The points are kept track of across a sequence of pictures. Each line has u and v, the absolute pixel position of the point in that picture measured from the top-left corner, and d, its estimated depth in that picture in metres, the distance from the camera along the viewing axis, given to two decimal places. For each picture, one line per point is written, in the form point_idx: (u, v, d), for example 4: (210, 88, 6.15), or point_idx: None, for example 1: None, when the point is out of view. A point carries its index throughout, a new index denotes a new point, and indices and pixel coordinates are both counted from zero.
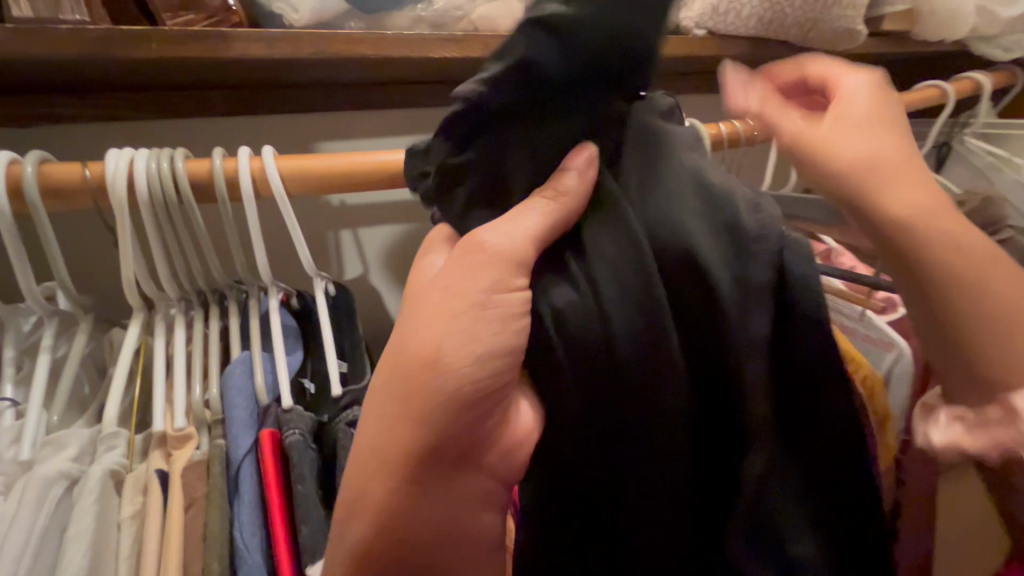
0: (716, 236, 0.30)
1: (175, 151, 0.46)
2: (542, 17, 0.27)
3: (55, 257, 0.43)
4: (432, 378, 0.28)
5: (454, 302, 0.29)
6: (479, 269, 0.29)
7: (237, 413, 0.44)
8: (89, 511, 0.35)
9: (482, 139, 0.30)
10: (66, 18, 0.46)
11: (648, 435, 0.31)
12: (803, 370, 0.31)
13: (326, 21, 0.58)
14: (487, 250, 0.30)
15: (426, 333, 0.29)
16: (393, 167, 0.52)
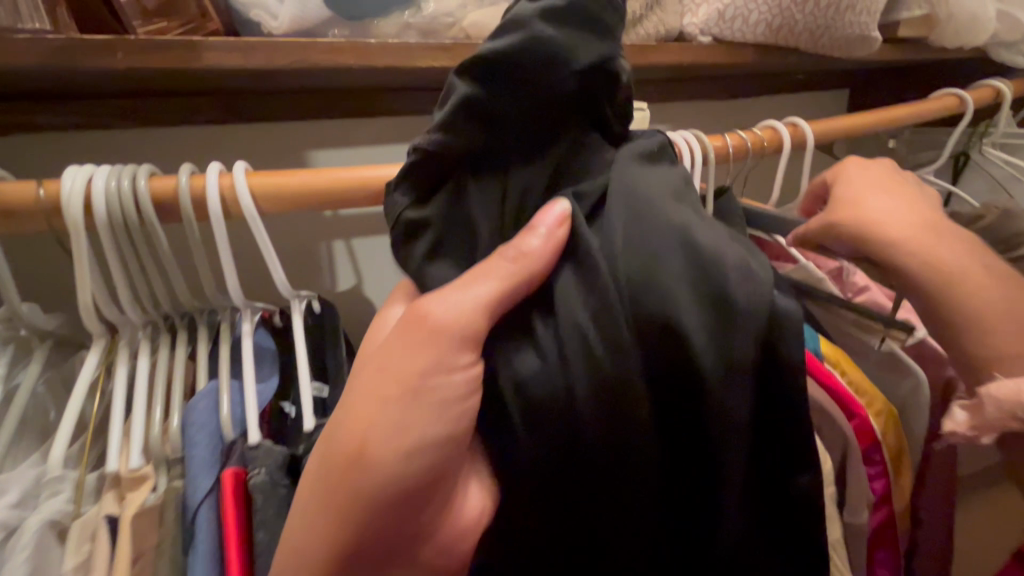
0: (702, 302, 0.31)
1: (139, 167, 0.43)
2: (473, 80, 0.33)
3: (7, 282, 0.40)
4: (366, 475, 0.28)
5: (387, 388, 0.30)
6: (418, 348, 0.30)
7: (198, 451, 0.41)
8: (25, 565, 0.33)
9: (455, 185, 0.35)
10: (25, 27, 0.43)
11: (625, 487, 0.32)
12: (766, 425, 0.34)
13: (307, 29, 0.55)
14: (428, 324, 0.30)
15: (357, 421, 0.30)
16: (375, 183, 0.48)
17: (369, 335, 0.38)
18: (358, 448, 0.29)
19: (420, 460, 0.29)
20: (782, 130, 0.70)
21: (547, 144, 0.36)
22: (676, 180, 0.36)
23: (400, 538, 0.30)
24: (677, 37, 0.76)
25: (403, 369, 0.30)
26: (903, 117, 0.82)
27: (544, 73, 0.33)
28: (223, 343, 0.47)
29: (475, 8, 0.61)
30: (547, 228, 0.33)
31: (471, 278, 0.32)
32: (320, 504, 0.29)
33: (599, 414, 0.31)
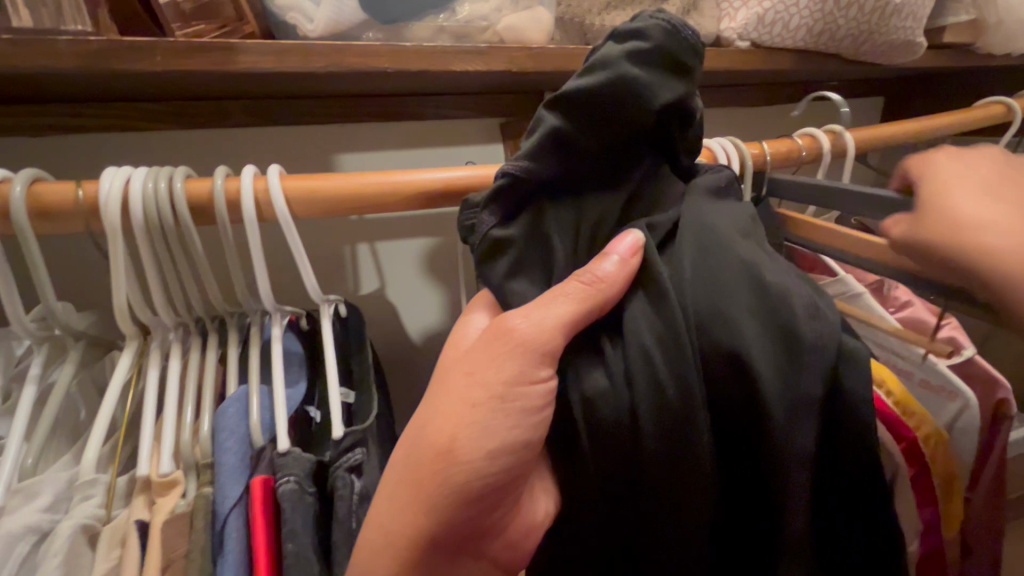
0: (771, 339, 0.31)
1: (175, 170, 0.43)
2: (569, 109, 0.34)
3: (45, 284, 0.40)
4: (447, 480, 0.30)
5: (475, 395, 0.31)
6: (505, 360, 0.31)
7: (227, 457, 0.40)
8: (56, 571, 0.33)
9: (539, 209, 0.35)
10: (68, 28, 0.44)
11: (679, 522, 0.32)
12: (833, 467, 0.33)
13: (343, 32, 0.55)
14: (512, 339, 0.31)
15: (443, 423, 0.31)
16: (410, 188, 0.48)
17: (455, 333, 0.37)
18: (443, 447, 0.31)
19: (490, 468, 0.31)
20: (821, 138, 0.68)
21: (625, 173, 0.37)
22: (744, 216, 0.37)
23: (467, 529, 0.32)
24: (714, 42, 0.74)
25: (478, 379, 0.32)
26: (948, 126, 0.79)
27: (631, 108, 0.34)
28: (252, 346, 0.46)
29: (509, 11, 0.61)
30: (624, 253, 0.34)
31: (549, 296, 0.32)
32: (402, 493, 0.31)
33: (663, 445, 0.31)
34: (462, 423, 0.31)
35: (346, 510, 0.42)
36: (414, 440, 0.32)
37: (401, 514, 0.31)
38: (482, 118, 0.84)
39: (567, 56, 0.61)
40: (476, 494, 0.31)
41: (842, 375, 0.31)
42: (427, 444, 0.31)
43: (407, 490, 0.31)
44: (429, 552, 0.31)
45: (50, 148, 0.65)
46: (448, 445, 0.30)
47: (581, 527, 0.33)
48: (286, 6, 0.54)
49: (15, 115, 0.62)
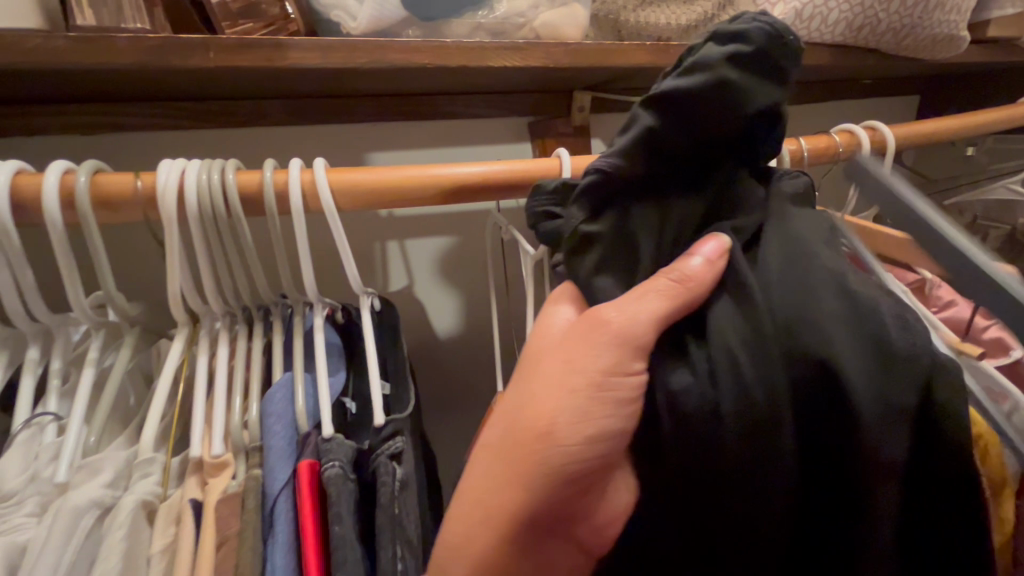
0: (862, 347, 0.31)
1: (227, 162, 0.44)
2: (666, 109, 0.35)
3: (105, 270, 0.42)
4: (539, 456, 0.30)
5: (575, 381, 0.31)
6: (602, 349, 0.31)
7: (276, 441, 0.41)
8: (118, 546, 0.34)
9: (627, 208, 0.36)
10: (129, 27, 0.47)
11: (760, 526, 0.32)
12: (922, 481, 0.32)
13: (384, 29, 0.56)
14: (608, 330, 0.32)
15: (543, 407, 0.31)
16: (442, 180, 0.49)
17: (540, 321, 0.37)
18: (543, 429, 0.30)
19: (587, 455, 0.30)
20: (860, 133, 0.67)
21: (709, 178, 0.38)
22: (824, 225, 0.38)
23: (557, 515, 0.32)
24: None
25: (576, 367, 0.31)
26: (992, 123, 0.77)
27: (725, 111, 0.35)
28: (297, 335, 0.47)
29: (546, 9, 0.61)
30: (711, 254, 0.34)
31: (638, 292, 0.33)
32: (498, 474, 0.31)
33: (748, 447, 0.31)
34: (561, 409, 0.31)
35: (389, 496, 0.42)
36: (513, 421, 0.32)
37: (492, 496, 0.31)
38: (513, 117, 0.85)
39: (603, 53, 0.61)
40: (572, 483, 0.31)
41: (935, 389, 0.31)
42: (526, 425, 0.31)
43: (504, 468, 0.31)
44: (521, 533, 0.31)
45: (99, 145, 0.68)
46: (547, 428, 0.30)
47: (653, 526, 0.32)
48: (330, 5, 0.55)
49: (70, 113, 0.64)
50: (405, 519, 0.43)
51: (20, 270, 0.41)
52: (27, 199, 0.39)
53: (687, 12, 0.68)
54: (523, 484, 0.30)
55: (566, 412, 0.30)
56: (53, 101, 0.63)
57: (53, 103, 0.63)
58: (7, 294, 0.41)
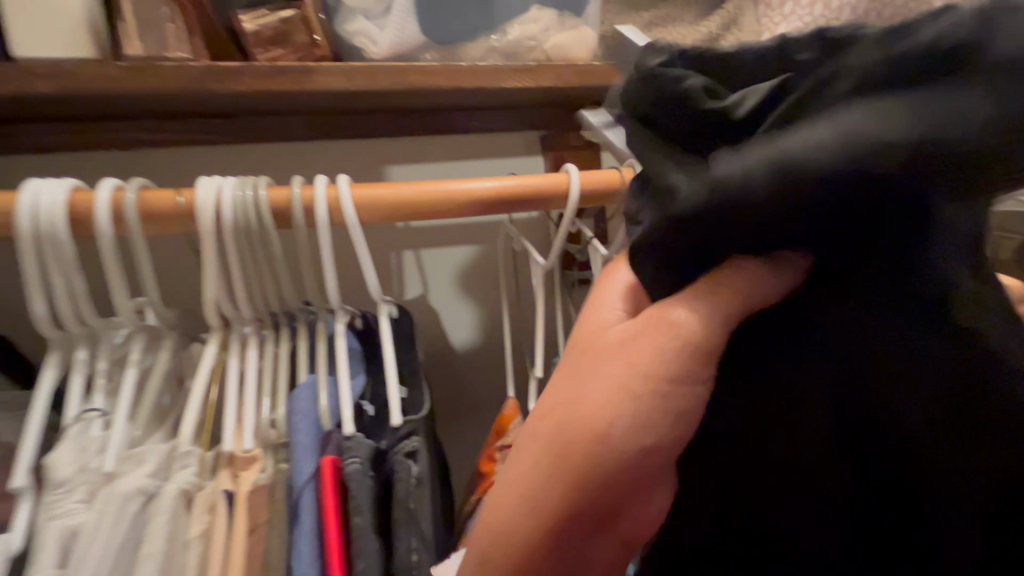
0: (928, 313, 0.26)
1: (259, 179, 0.48)
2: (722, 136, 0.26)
3: (149, 279, 0.46)
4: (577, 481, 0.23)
5: (633, 381, 0.23)
6: (662, 345, 0.24)
7: (301, 437, 0.44)
8: (162, 530, 0.37)
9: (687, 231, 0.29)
10: (172, 54, 0.51)
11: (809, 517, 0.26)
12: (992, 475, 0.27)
13: (404, 53, 0.60)
14: (672, 328, 0.24)
15: (593, 409, 0.23)
16: (463, 198, 0.52)
17: (586, 314, 0.29)
18: (592, 428, 0.23)
19: (637, 464, 0.23)
20: None
21: None
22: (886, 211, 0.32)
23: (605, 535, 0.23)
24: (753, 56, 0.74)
25: (627, 358, 0.24)
26: None
27: (961, 104, 0.19)
28: (320, 339, 0.50)
29: (556, 31, 0.64)
30: (788, 270, 0.25)
31: (691, 291, 0.25)
32: (541, 483, 0.24)
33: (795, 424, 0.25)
34: (613, 406, 0.23)
35: (405, 491, 0.45)
36: (557, 415, 0.24)
37: (532, 506, 0.24)
38: (524, 132, 0.88)
39: (612, 72, 0.64)
40: (621, 495, 0.23)
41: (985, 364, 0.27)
42: (574, 422, 0.24)
43: (550, 475, 0.24)
44: (563, 545, 0.23)
45: (135, 161, 0.71)
46: (596, 427, 0.23)
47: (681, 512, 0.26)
48: (354, 32, 0.59)
49: (112, 129, 0.68)
50: (421, 512, 0.45)
51: (74, 276, 0.45)
52: (81, 214, 0.44)
53: (691, 32, 0.71)
54: (570, 494, 0.23)
55: (621, 408, 0.23)
56: (96, 118, 0.67)
57: (97, 119, 0.67)
58: (59, 300, 0.44)
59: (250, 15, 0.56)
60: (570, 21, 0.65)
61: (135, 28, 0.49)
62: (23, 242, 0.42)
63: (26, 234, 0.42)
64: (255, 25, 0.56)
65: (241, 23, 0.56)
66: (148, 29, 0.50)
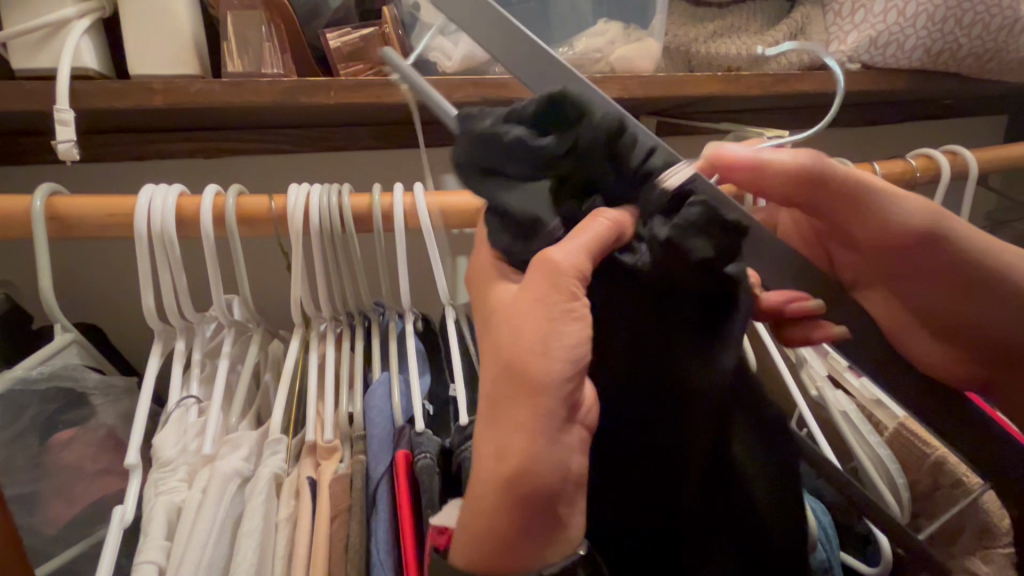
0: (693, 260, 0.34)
1: (344, 185, 0.51)
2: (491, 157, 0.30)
3: (242, 275, 0.50)
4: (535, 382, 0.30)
5: (543, 266, 0.30)
6: (565, 248, 0.31)
7: (376, 431, 0.46)
8: (258, 510, 0.40)
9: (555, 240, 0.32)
10: (267, 71, 0.55)
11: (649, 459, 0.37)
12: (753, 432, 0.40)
13: (476, 67, 0.62)
14: (568, 244, 0.31)
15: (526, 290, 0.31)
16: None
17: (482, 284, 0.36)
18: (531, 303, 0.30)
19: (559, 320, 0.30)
20: (939, 158, 0.65)
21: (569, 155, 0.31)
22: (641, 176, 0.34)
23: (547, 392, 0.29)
24: (821, 65, 0.73)
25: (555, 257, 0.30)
26: None
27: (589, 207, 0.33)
28: (392, 338, 0.52)
29: (621, 43, 0.64)
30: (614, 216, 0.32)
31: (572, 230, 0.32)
32: (495, 361, 0.30)
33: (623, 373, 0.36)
34: (549, 283, 0.30)
35: None
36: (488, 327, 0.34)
37: (493, 388, 0.30)
38: None
39: (676, 83, 0.63)
40: (545, 355, 0.29)
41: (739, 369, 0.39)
42: (509, 306, 0.31)
43: (505, 340, 0.30)
44: (529, 384, 0.29)
45: (215, 168, 0.74)
46: (531, 301, 0.30)
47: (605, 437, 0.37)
48: (429, 48, 0.62)
49: (197, 141, 0.70)
50: None
51: (177, 272, 0.48)
52: (187, 215, 0.48)
53: (758, 41, 0.70)
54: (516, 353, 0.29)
55: (545, 286, 0.30)
56: (186, 130, 0.69)
57: (186, 130, 0.70)
58: (166, 295, 0.49)
59: (335, 33, 0.60)
60: (636, 34, 0.65)
61: (237, 49, 0.54)
62: (139, 242, 0.46)
63: (142, 235, 0.46)
64: (338, 42, 0.60)
65: (326, 41, 0.60)
66: (247, 49, 0.55)
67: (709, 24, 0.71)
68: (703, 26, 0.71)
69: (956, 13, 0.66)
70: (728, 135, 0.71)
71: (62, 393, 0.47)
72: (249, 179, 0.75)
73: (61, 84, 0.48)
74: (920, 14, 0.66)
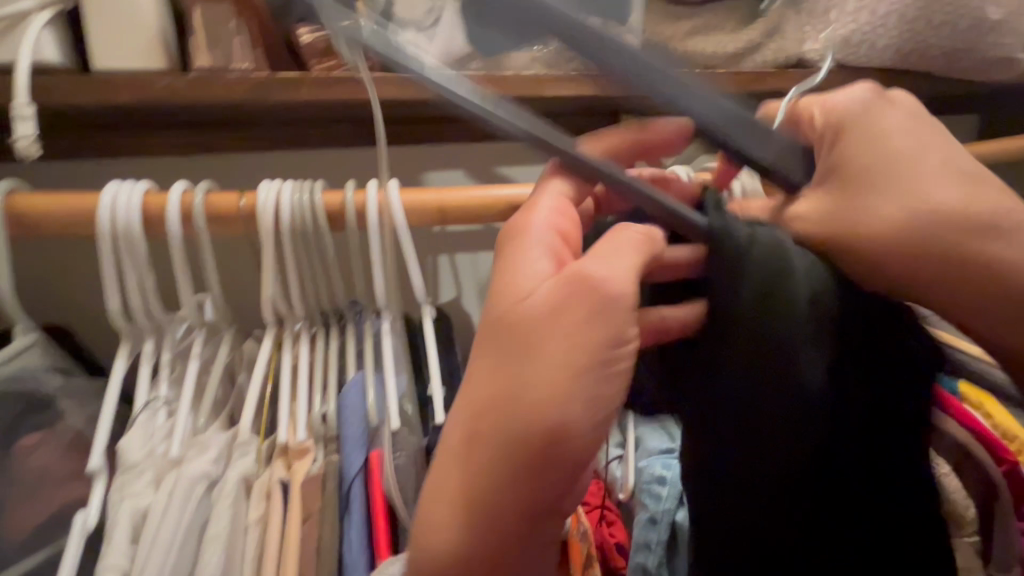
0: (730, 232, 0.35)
1: (316, 183, 0.50)
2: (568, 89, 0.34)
3: (212, 274, 0.49)
4: (525, 465, 0.26)
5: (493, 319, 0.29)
6: (524, 276, 0.30)
7: (351, 430, 0.45)
8: (225, 514, 0.40)
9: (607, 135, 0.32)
10: (236, 66, 0.54)
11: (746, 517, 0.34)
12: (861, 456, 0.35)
13: (452, 63, 0.61)
14: (516, 288, 0.29)
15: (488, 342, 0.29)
16: (485, 208, 0.52)
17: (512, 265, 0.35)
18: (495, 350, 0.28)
19: (521, 382, 0.27)
20: None
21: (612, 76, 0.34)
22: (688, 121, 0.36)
23: (517, 447, 0.26)
24: (795, 64, 0.74)
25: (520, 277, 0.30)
26: None
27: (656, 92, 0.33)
28: (368, 337, 0.52)
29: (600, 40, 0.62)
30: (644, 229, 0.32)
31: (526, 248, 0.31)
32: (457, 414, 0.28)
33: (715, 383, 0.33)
34: (509, 332, 0.28)
35: None
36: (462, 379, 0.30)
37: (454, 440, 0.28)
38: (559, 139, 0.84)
39: None
40: (502, 403, 0.27)
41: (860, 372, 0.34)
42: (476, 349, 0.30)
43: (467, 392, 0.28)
44: (497, 440, 0.26)
45: (190, 167, 0.72)
46: (494, 347, 0.28)
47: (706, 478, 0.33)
48: (404, 44, 0.61)
49: (171, 138, 0.69)
50: None
51: (144, 272, 0.48)
52: (154, 214, 0.47)
53: (734, 40, 0.71)
54: (480, 404, 0.27)
55: (499, 332, 0.28)
56: (157, 127, 0.68)
57: (157, 128, 0.68)
58: (132, 295, 0.48)
59: (307, 27, 0.58)
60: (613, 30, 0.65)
61: (205, 43, 0.53)
62: (102, 240, 0.45)
63: (106, 234, 0.45)
64: (311, 37, 0.58)
65: (298, 36, 0.59)
66: (217, 43, 0.53)
67: (686, 23, 0.71)
68: (680, 25, 0.71)
69: (925, 14, 0.67)
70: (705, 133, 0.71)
71: (24, 396, 0.47)
72: (223, 177, 0.73)
73: (21, 77, 0.46)
74: (890, 14, 0.67)
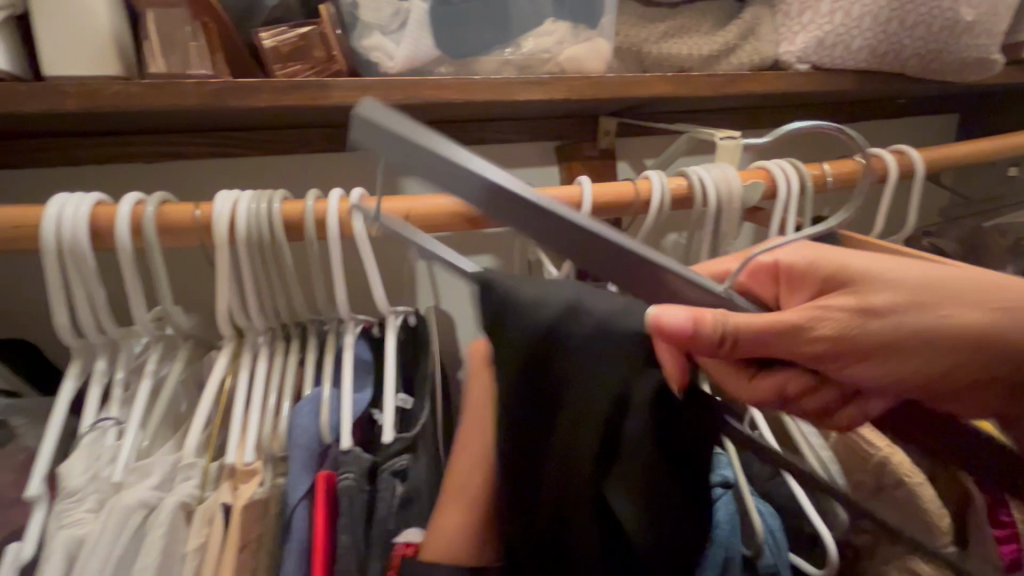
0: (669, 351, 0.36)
1: (275, 193, 0.48)
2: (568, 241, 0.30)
3: (164, 286, 0.47)
4: (470, 507, 0.36)
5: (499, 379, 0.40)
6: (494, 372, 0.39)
7: (299, 451, 0.43)
8: (158, 543, 0.39)
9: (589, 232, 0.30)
10: (193, 72, 0.52)
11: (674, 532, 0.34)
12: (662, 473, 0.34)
13: (420, 67, 0.60)
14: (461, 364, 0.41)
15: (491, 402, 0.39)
16: (453, 212, 0.51)
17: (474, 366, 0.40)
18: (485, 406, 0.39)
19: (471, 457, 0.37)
20: (887, 158, 0.64)
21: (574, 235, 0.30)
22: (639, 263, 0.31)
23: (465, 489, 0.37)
24: (771, 66, 0.73)
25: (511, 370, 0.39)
26: None
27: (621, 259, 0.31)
28: (329, 350, 0.50)
29: (571, 44, 0.63)
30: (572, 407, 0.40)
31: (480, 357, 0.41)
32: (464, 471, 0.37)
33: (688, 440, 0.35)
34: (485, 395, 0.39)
35: (387, 511, 0.42)
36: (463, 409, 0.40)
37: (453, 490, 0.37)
38: (536, 143, 0.81)
39: (627, 84, 0.62)
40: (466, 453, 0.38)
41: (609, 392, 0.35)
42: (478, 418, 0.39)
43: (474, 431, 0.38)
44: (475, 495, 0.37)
45: (155, 175, 0.70)
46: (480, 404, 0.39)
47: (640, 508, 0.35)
48: (370, 47, 0.60)
49: (136, 144, 0.67)
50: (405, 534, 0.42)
51: (94, 286, 0.46)
52: (102, 225, 0.45)
53: (709, 42, 0.70)
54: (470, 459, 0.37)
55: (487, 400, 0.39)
56: (120, 135, 0.66)
57: (120, 136, 0.67)
58: (82, 310, 0.46)
59: (269, 32, 0.57)
60: (585, 33, 0.64)
61: (159, 49, 0.52)
62: (47, 254, 0.43)
63: (50, 249, 0.43)
64: (274, 42, 0.58)
65: (260, 40, 0.57)
66: (171, 49, 0.52)
67: (660, 25, 0.70)
68: (655, 27, 0.70)
69: (900, 15, 0.66)
70: (682, 137, 0.69)
71: None
72: (189, 184, 0.71)
73: None
74: (865, 15, 0.66)
